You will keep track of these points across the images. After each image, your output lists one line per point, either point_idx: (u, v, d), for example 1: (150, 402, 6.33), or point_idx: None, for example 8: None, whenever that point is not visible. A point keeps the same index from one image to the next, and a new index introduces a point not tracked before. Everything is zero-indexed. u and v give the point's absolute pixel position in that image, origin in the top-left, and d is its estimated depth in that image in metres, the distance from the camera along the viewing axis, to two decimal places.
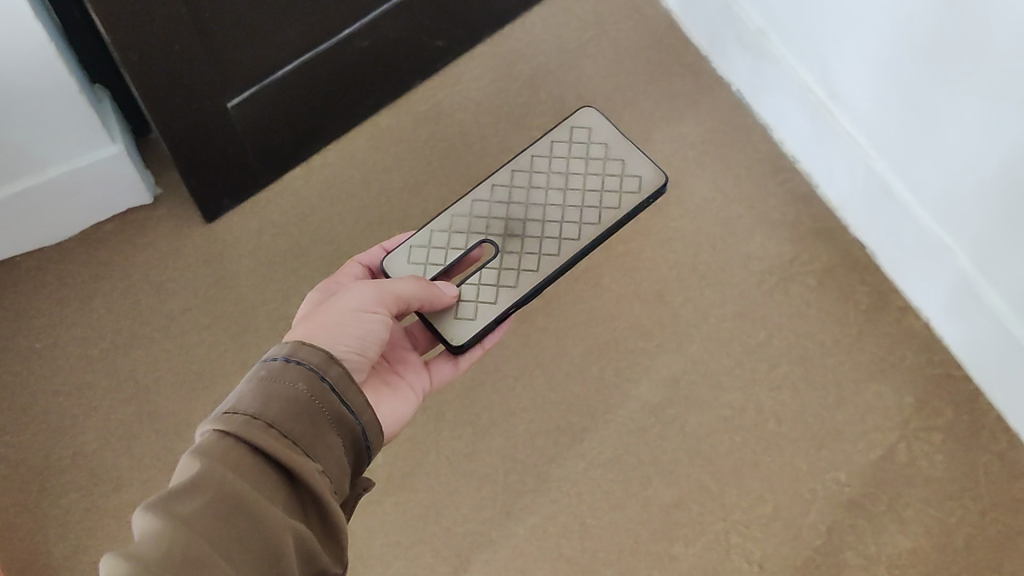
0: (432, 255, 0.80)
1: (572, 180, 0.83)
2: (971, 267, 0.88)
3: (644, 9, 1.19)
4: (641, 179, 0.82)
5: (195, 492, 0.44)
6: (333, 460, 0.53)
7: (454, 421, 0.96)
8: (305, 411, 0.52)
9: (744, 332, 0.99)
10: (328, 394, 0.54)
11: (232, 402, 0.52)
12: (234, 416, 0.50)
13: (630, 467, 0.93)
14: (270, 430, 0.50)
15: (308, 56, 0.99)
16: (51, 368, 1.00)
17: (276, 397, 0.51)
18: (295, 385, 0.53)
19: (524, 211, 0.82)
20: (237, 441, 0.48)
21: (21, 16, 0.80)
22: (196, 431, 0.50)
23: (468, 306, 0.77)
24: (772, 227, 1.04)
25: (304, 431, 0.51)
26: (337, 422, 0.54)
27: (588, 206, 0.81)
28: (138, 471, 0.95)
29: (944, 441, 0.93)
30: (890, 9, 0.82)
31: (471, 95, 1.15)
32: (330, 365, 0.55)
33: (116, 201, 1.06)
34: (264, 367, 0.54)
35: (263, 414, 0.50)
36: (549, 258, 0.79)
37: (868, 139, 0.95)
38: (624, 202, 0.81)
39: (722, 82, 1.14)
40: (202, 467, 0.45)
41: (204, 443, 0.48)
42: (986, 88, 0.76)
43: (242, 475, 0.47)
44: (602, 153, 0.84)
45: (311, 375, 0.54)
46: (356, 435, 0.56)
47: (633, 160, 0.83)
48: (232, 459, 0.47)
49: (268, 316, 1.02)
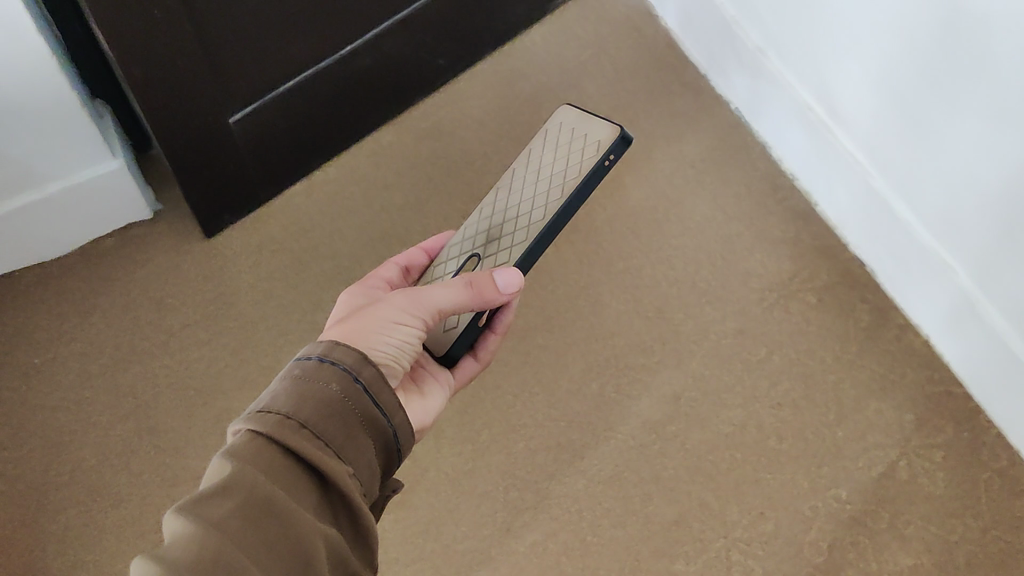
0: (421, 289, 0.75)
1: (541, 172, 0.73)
2: (972, 283, 0.88)
3: (643, 29, 1.20)
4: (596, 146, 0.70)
5: (226, 494, 0.44)
6: (364, 463, 0.53)
7: (454, 438, 0.96)
8: (338, 413, 0.51)
9: (744, 349, 0.99)
10: (362, 396, 0.53)
11: (266, 401, 0.52)
12: (267, 416, 0.50)
13: (632, 484, 0.93)
14: (302, 430, 0.50)
15: (309, 72, 0.99)
16: (50, 383, 0.99)
17: (309, 397, 0.51)
18: (329, 386, 0.52)
19: (502, 214, 0.73)
20: (269, 442, 0.49)
21: (21, 30, 0.80)
22: (231, 430, 0.50)
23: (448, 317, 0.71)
24: (772, 245, 1.05)
25: (336, 433, 0.51)
26: (369, 424, 0.54)
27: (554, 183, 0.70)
28: (136, 487, 0.94)
29: (945, 459, 0.93)
30: (892, 26, 0.82)
31: (472, 112, 1.15)
32: (364, 366, 0.54)
33: (117, 216, 1.06)
34: (299, 366, 0.53)
35: (296, 414, 0.50)
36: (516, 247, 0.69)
37: (867, 156, 0.95)
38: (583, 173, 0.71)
39: (721, 100, 1.15)
40: (234, 468, 0.46)
41: (236, 444, 0.48)
42: (986, 107, 0.76)
43: (274, 477, 0.47)
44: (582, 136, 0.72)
45: (345, 376, 0.53)
46: (388, 438, 0.55)
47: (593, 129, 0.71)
48: (264, 461, 0.47)
49: (267, 332, 1.02)
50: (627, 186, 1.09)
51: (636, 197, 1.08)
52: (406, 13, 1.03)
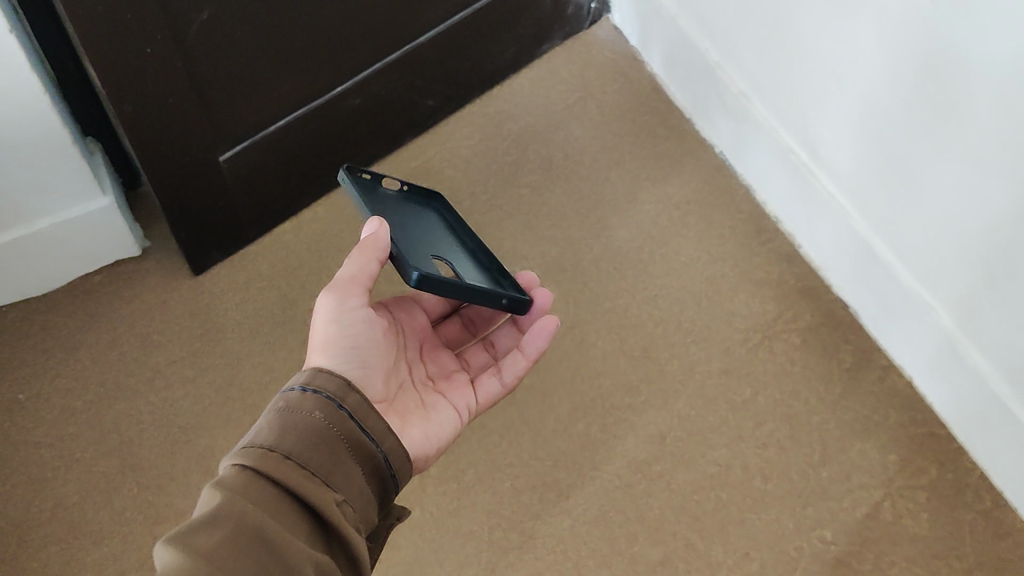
0: None
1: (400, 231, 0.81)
2: (954, 325, 0.89)
3: (629, 73, 1.22)
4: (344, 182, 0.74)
5: (215, 525, 0.44)
6: (355, 490, 0.53)
7: (438, 477, 0.96)
8: (324, 441, 0.52)
9: (730, 390, 1.00)
10: (346, 421, 0.54)
11: (251, 434, 0.52)
12: (252, 449, 0.50)
13: (617, 525, 0.93)
14: (287, 462, 0.50)
15: (299, 113, 1.00)
16: (34, 420, 0.99)
17: (293, 428, 0.52)
18: (313, 415, 0.53)
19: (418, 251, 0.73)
20: (255, 474, 0.49)
21: (16, 66, 0.81)
22: (219, 465, 0.51)
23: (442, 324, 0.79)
24: (756, 286, 1.06)
25: (323, 461, 0.52)
26: (358, 450, 0.55)
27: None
28: (118, 525, 0.93)
29: (928, 499, 0.93)
30: (873, 74, 0.85)
31: (461, 152, 1.17)
32: (347, 393, 0.56)
33: (105, 253, 1.06)
34: (282, 398, 0.54)
35: (280, 446, 0.51)
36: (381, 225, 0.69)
37: (848, 199, 0.97)
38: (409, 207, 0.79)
39: (706, 144, 1.16)
40: (224, 499, 0.46)
41: (224, 477, 0.49)
42: (967, 153, 0.78)
43: (262, 507, 0.47)
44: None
45: (328, 403, 0.54)
46: (379, 464, 0.56)
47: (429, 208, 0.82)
48: (250, 492, 0.48)
49: (254, 369, 1.02)
50: (613, 226, 1.10)
51: (622, 237, 1.10)
52: (396, 56, 1.05)
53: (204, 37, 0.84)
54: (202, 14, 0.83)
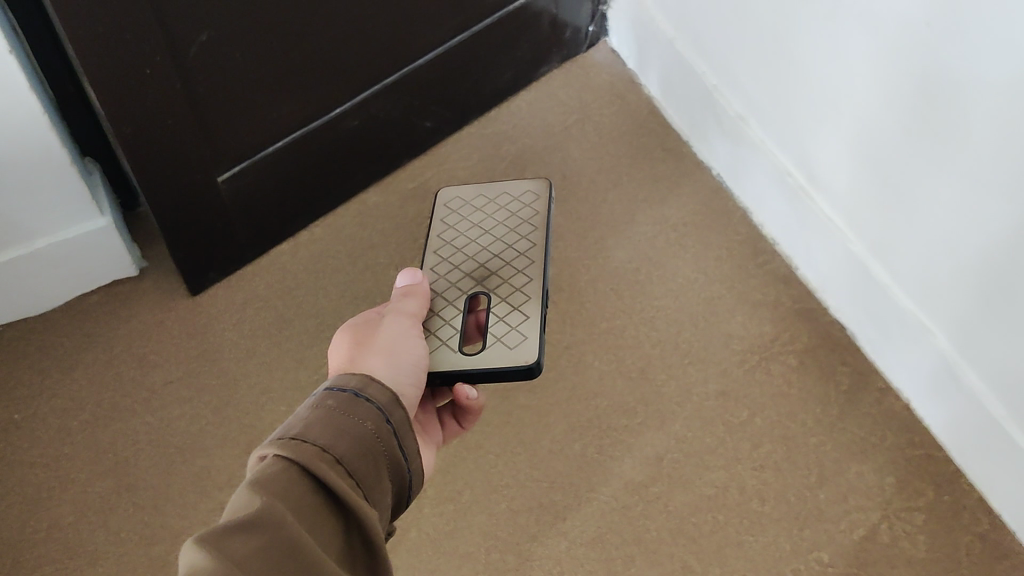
0: (442, 331, 0.77)
1: (451, 229, 0.88)
2: (952, 348, 0.89)
3: (627, 95, 1.23)
4: (519, 187, 0.91)
5: (252, 531, 0.44)
6: (384, 505, 0.54)
7: (435, 498, 0.96)
8: (370, 452, 0.53)
9: (726, 411, 1.00)
10: (390, 437, 0.55)
11: (299, 426, 0.53)
12: (306, 445, 0.51)
13: (614, 547, 0.92)
14: (337, 466, 0.51)
15: (298, 134, 1.00)
16: (29, 440, 0.98)
17: (346, 434, 0.53)
18: (364, 424, 0.54)
19: (489, 256, 0.84)
20: (305, 473, 0.49)
21: (15, 86, 0.81)
22: (262, 451, 0.51)
23: (433, 339, 0.77)
24: (752, 307, 1.06)
25: (367, 473, 0.53)
26: (393, 467, 0.56)
27: (522, 223, 0.87)
28: (113, 545, 0.92)
29: (926, 522, 0.93)
30: (870, 96, 0.85)
31: (458, 174, 1.17)
32: (395, 408, 0.57)
33: (103, 273, 1.07)
34: (333, 398, 0.55)
35: (332, 448, 0.51)
36: (541, 219, 0.88)
37: (845, 222, 0.98)
38: (535, 209, 0.89)
39: (703, 165, 1.17)
40: (264, 503, 0.46)
41: (272, 470, 0.49)
42: (964, 175, 0.78)
43: (302, 517, 0.47)
44: (513, 194, 0.91)
45: (377, 414, 0.55)
46: (403, 483, 0.57)
47: (512, 194, 0.91)
48: (295, 494, 0.48)
49: (249, 389, 1.02)
50: (611, 247, 1.11)
51: (619, 258, 1.10)
52: (395, 77, 1.06)
53: (204, 58, 0.85)
54: (202, 35, 0.83)
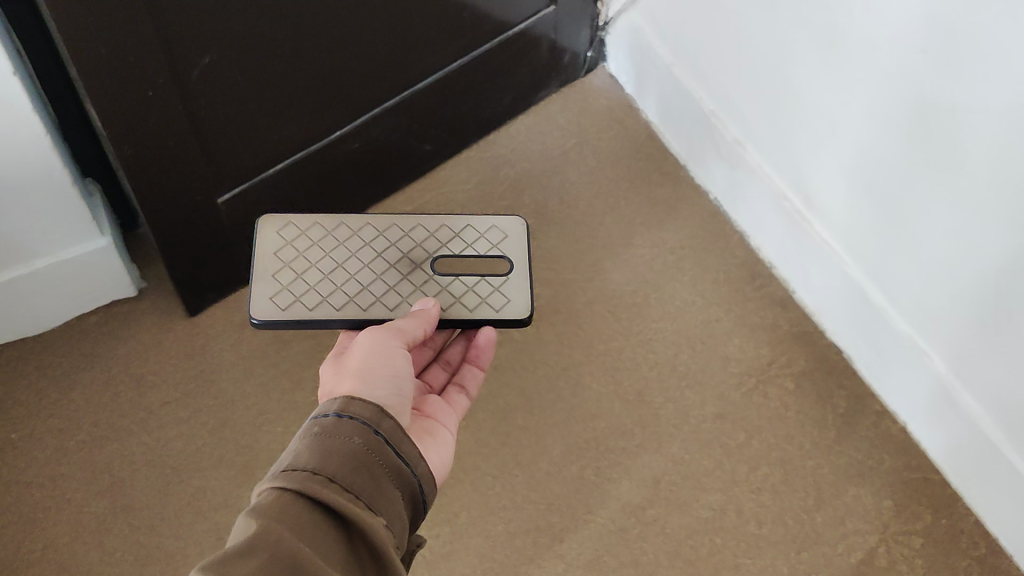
0: (480, 289, 0.81)
1: (328, 293, 0.81)
2: (949, 372, 0.90)
3: (624, 120, 1.24)
4: (271, 239, 0.83)
5: (250, 558, 0.45)
6: (396, 513, 0.54)
7: (432, 519, 0.94)
8: (364, 465, 0.53)
9: (724, 434, 1.00)
10: (383, 446, 0.56)
11: (289, 458, 0.53)
12: (295, 472, 0.51)
13: (611, 569, 0.92)
14: (331, 485, 0.51)
15: (297, 156, 1.01)
16: (26, 460, 0.98)
17: (334, 453, 0.53)
18: (352, 439, 0.54)
19: (381, 263, 0.83)
20: (299, 497, 0.50)
21: (20, 109, 0.82)
22: (256, 490, 0.51)
23: (494, 296, 0.81)
24: (750, 330, 1.06)
25: (365, 485, 0.53)
26: (396, 475, 0.56)
27: (327, 241, 0.84)
28: (112, 566, 0.93)
29: (922, 546, 0.93)
30: (867, 122, 0.86)
31: (458, 196, 1.18)
32: (382, 418, 0.57)
33: (102, 294, 1.07)
34: (317, 424, 0.55)
35: (322, 470, 0.51)
36: (320, 222, 0.85)
37: (843, 246, 0.98)
38: (317, 229, 0.85)
39: (700, 189, 1.18)
40: (258, 530, 0.46)
41: (263, 502, 0.49)
42: (959, 199, 0.79)
43: (301, 537, 0.47)
44: (280, 238, 0.83)
45: (365, 429, 0.55)
46: (413, 488, 0.58)
47: (289, 236, 0.83)
48: (292, 518, 0.48)
49: (247, 411, 1.02)
50: (608, 269, 1.11)
51: (617, 279, 1.10)
52: (395, 101, 1.06)
53: (205, 82, 0.86)
54: (204, 59, 0.84)
